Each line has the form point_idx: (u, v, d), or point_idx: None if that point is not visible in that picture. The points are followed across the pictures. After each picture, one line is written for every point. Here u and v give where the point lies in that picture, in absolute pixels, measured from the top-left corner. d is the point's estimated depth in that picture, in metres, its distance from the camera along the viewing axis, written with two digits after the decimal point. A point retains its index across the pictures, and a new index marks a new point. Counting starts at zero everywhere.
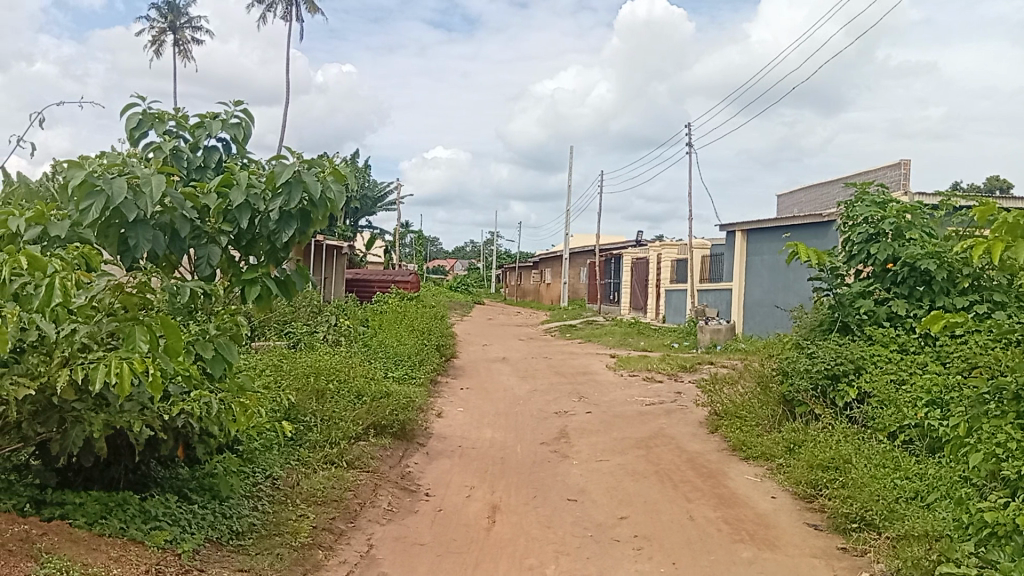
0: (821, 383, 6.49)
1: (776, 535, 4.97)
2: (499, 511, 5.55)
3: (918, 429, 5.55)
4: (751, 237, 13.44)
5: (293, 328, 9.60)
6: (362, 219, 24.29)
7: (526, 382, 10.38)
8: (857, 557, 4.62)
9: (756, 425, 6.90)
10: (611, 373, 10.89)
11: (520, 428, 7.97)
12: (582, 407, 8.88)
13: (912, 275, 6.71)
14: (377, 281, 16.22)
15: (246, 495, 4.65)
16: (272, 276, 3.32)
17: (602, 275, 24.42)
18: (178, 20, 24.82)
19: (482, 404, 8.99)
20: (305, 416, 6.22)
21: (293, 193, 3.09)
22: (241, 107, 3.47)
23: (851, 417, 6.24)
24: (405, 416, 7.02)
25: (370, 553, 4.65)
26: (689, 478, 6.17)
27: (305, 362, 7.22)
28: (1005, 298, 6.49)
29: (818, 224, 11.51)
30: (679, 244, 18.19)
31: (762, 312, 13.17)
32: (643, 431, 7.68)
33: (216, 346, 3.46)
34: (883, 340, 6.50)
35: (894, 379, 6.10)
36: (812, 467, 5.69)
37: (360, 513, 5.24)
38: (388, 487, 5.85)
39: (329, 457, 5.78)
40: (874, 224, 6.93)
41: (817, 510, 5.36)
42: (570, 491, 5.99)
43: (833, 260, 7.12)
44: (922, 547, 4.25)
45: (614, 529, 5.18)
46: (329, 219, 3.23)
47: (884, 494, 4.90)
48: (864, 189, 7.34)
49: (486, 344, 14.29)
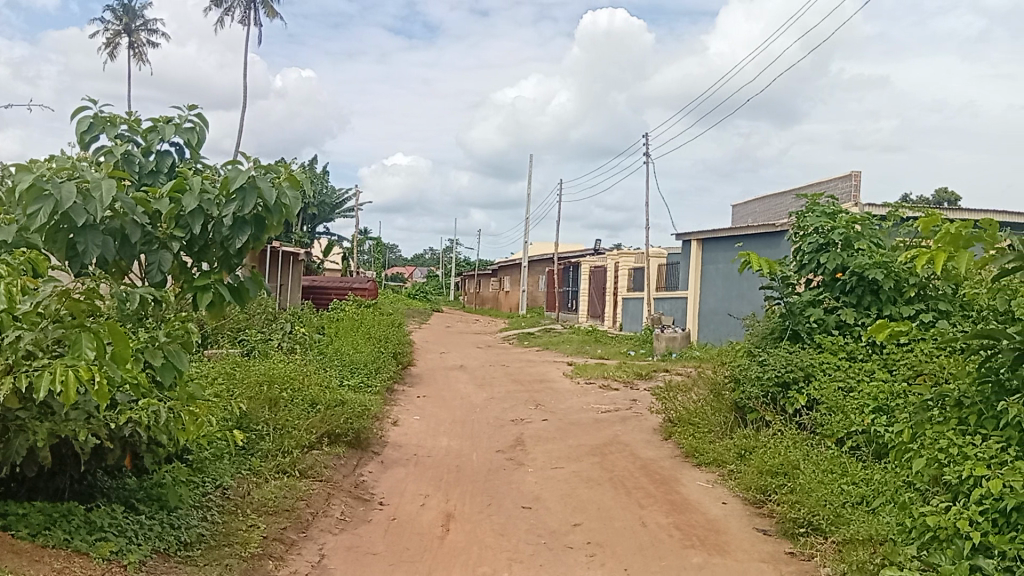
0: (771, 390, 6.64)
1: (726, 540, 5.05)
2: (453, 519, 5.55)
3: (865, 435, 5.65)
4: (706, 246, 13.63)
5: (246, 336, 9.47)
6: (319, 226, 24.07)
7: (483, 390, 10.39)
8: (804, 561, 4.72)
9: (708, 431, 7.04)
10: (568, 381, 10.97)
11: (476, 436, 7.98)
12: (538, 414, 8.92)
13: (860, 284, 6.85)
14: (334, 289, 16.08)
15: (196, 505, 4.58)
16: (225, 282, 3.30)
17: (560, 283, 24.62)
18: (133, 22, 24.41)
19: (438, 412, 8.97)
20: (256, 424, 6.15)
21: (247, 199, 3.04)
22: (195, 111, 3.42)
23: (800, 424, 6.36)
24: (359, 424, 6.97)
25: (322, 563, 4.63)
26: (642, 484, 6.24)
27: (258, 370, 7.15)
28: (949, 307, 6.65)
29: (771, 234, 11.73)
30: (636, 253, 18.38)
31: (716, 321, 13.38)
32: (598, 438, 7.75)
33: (165, 353, 3.41)
34: (832, 348, 6.63)
35: (841, 386, 6.21)
36: (761, 472, 5.81)
37: (312, 524, 5.19)
38: (341, 496, 5.81)
39: (282, 466, 5.73)
40: (825, 234, 7.09)
41: (766, 515, 5.46)
42: (524, 499, 6.01)
43: (784, 268, 7.37)
44: (867, 551, 4.36)
45: (567, 536, 5.21)
46: (284, 225, 3.18)
47: (831, 499, 5.00)
48: (814, 200, 7.48)
49: (443, 351, 14.26)
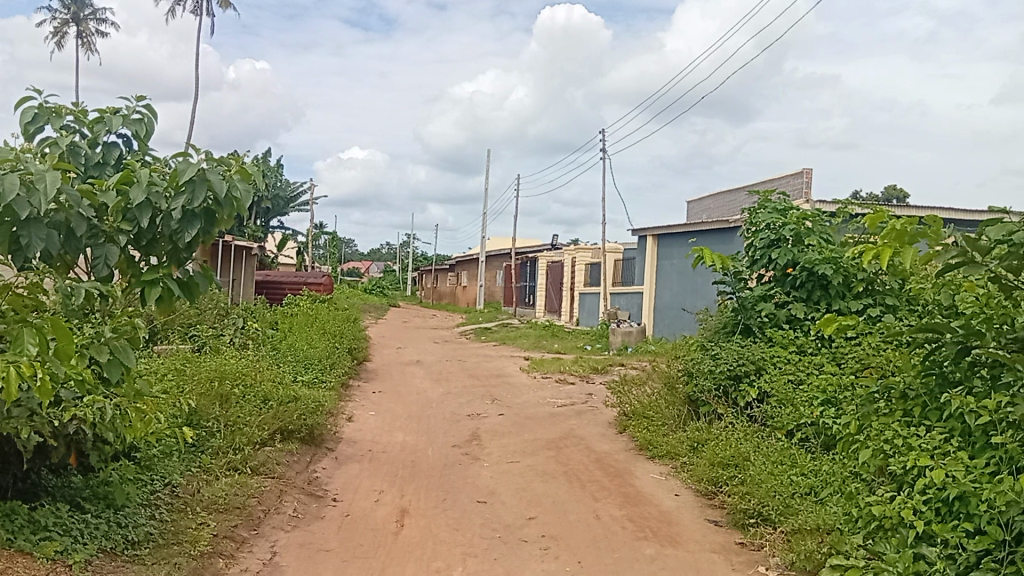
0: (723, 383, 6.74)
1: (678, 532, 5.11)
2: (408, 515, 5.52)
3: (813, 427, 5.74)
4: (661, 242, 13.76)
5: (198, 332, 9.31)
6: (274, 221, 23.76)
7: (439, 385, 10.37)
8: (753, 551, 4.80)
9: (663, 424, 7.13)
10: (525, 375, 10.99)
11: (432, 432, 7.95)
12: (494, 409, 8.93)
13: (810, 279, 6.97)
14: (288, 284, 15.89)
15: (143, 503, 4.49)
16: (174, 277, 3.22)
17: (517, 278, 24.67)
18: (81, 11, 23.78)
19: (394, 408, 8.92)
20: (207, 421, 6.04)
21: (197, 191, 2.95)
22: (143, 102, 3.33)
23: (751, 417, 6.46)
24: (313, 420, 6.90)
25: (274, 560, 4.57)
26: (596, 477, 6.28)
27: (209, 366, 7.03)
28: (896, 301, 6.79)
29: (724, 229, 11.88)
30: (592, 249, 18.49)
31: (671, 315, 13.52)
32: (554, 433, 7.78)
33: (111, 349, 3.31)
34: (782, 341, 6.74)
35: (791, 379, 6.30)
36: (713, 464, 5.90)
37: (264, 521, 5.12)
38: (294, 493, 5.75)
39: (233, 463, 5.64)
40: (776, 230, 7.21)
41: (717, 506, 5.55)
42: (479, 493, 6.01)
43: (737, 265, 7.49)
44: (814, 540, 4.43)
45: (522, 530, 5.22)
46: (235, 219, 3.11)
47: (781, 489, 5.08)
48: (766, 196, 7.60)
49: (400, 347, 14.19)
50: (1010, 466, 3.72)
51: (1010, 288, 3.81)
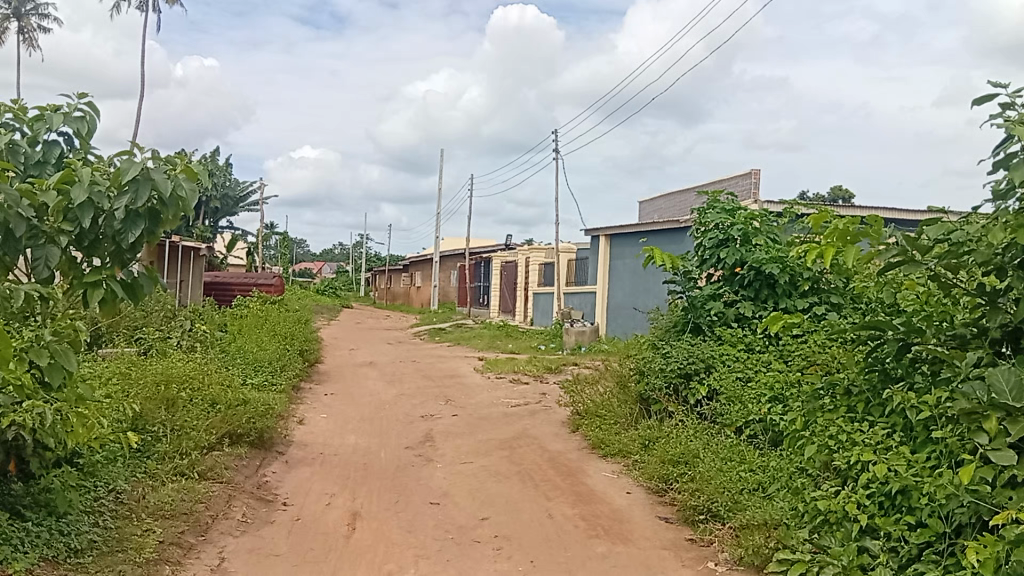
0: (674, 381, 6.82)
1: (629, 529, 5.16)
2: (359, 518, 5.48)
3: (761, 424, 5.82)
4: (614, 242, 13.87)
5: (144, 334, 9.11)
6: (223, 221, 23.37)
7: (392, 387, 10.31)
8: (703, 546, 4.87)
9: (615, 423, 7.19)
10: (479, 376, 10.98)
11: (384, 433, 7.91)
12: (448, 410, 8.90)
13: (757, 278, 7.10)
14: (238, 285, 15.64)
15: (87, 510, 4.38)
16: (117, 279, 3.15)
17: (471, 278, 24.65)
18: (22, 5, 23.10)
19: (346, 410, 8.84)
20: (153, 426, 5.92)
21: (140, 191, 2.87)
22: (85, 99, 3.25)
23: (701, 414, 6.55)
24: (262, 424, 6.81)
25: (222, 566, 4.49)
26: (549, 476, 6.31)
27: (155, 370, 6.89)
28: (841, 299, 6.92)
29: (675, 229, 12.03)
30: (546, 249, 18.55)
31: (623, 315, 13.64)
32: (507, 432, 7.79)
33: (52, 354, 3.19)
34: (732, 340, 6.84)
35: (740, 376, 6.42)
36: (664, 461, 5.98)
37: (212, 526, 5.04)
38: (242, 497, 5.66)
39: (179, 468, 5.53)
40: (724, 230, 7.33)
41: (668, 503, 5.62)
42: (432, 495, 5.99)
43: (686, 264, 7.60)
44: (762, 535, 4.50)
45: (475, 530, 5.22)
46: (181, 220, 3.02)
47: (730, 485, 5.14)
48: (715, 196, 7.71)
49: (352, 348, 14.06)
50: (949, 460, 3.79)
51: (948, 287, 3.94)
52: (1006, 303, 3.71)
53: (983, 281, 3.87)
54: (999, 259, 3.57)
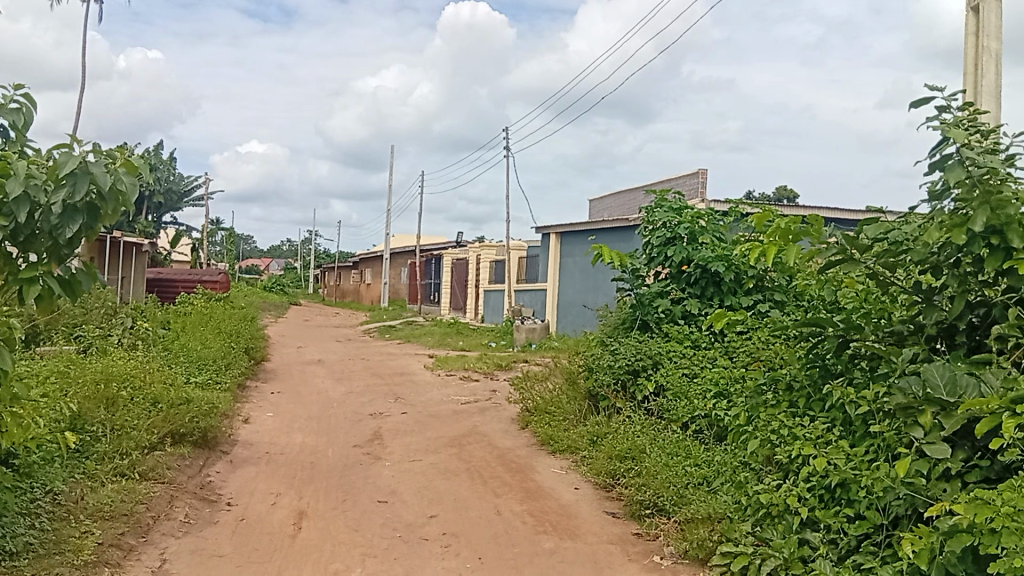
0: (622, 377, 6.90)
1: (576, 525, 5.20)
2: (305, 517, 5.42)
3: (706, 419, 5.89)
4: (564, 239, 13.95)
5: (83, 332, 8.86)
6: (167, 216, 22.85)
7: (341, 385, 10.21)
8: (649, 541, 4.94)
9: (564, 419, 7.25)
10: (429, 373, 10.94)
11: (333, 432, 7.83)
12: (397, 407, 8.85)
13: (703, 276, 7.20)
14: (182, 282, 15.31)
15: (22, 512, 4.24)
16: (54, 274, 3.06)
17: (422, 275, 24.56)
18: None
19: (294, 409, 8.73)
20: (91, 425, 5.76)
21: (78, 184, 2.79)
22: (22, 92, 3.17)
23: (648, 410, 6.63)
24: (206, 423, 6.68)
25: (163, 568, 4.41)
26: (498, 473, 6.32)
27: (94, 368, 6.71)
28: (784, 297, 7.06)
29: (624, 227, 12.14)
30: (497, 246, 18.56)
31: (574, 312, 13.72)
32: (457, 430, 7.78)
33: None
34: (678, 337, 6.91)
35: (686, 372, 6.47)
36: (611, 457, 6.05)
37: (154, 528, 4.93)
38: (185, 498, 5.55)
39: (119, 468, 5.40)
40: (672, 228, 7.42)
41: (615, 498, 5.69)
42: (380, 493, 5.95)
43: (635, 262, 7.68)
44: (706, 528, 4.59)
45: (423, 528, 5.21)
46: (121, 214, 2.94)
47: (675, 479, 5.20)
48: (662, 194, 7.79)
49: (300, 346, 13.89)
50: (887, 454, 3.85)
51: (886, 285, 4.05)
52: (941, 300, 3.83)
53: (918, 279, 3.98)
54: (933, 258, 3.68)
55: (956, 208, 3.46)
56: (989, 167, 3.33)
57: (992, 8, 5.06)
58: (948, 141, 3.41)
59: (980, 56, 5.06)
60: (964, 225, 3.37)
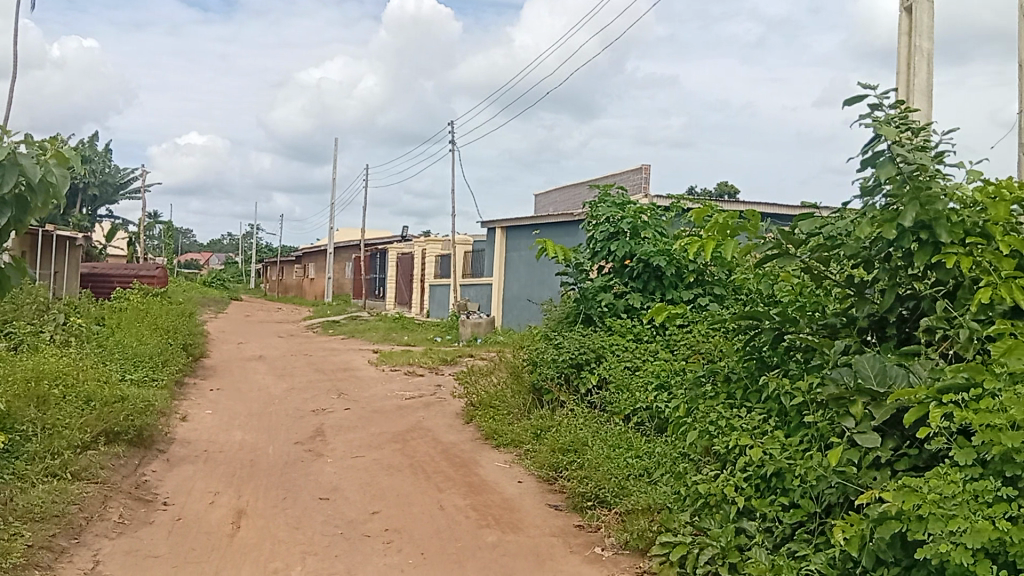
0: (565, 371, 6.95)
1: (519, 518, 5.22)
2: (244, 515, 5.33)
3: (648, 411, 5.95)
4: (509, 234, 13.97)
5: (12, 329, 8.55)
6: (102, 209, 22.19)
7: (282, 381, 10.07)
8: (591, 532, 4.98)
9: (508, 414, 7.27)
10: (373, 369, 10.84)
11: (274, 428, 7.71)
12: (340, 403, 8.77)
13: (645, 270, 7.27)
14: (118, 276, 14.88)
15: None
16: None
17: (367, 270, 24.35)
18: None
19: (234, 406, 8.57)
20: (20, 425, 5.56)
21: (5, 176, 2.65)
22: None
23: (591, 403, 6.69)
24: (142, 421, 6.51)
25: (96, 570, 4.28)
26: (441, 468, 6.31)
27: (23, 366, 6.48)
28: (723, 291, 7.19)
29: (569, 222, 12.22)
30: (442, 241, 18.50)
31: (519, 306, 13.77)
32: (400, 425, 7.74)
33: None
34: (621, 330, 6.97)
35: (628, 366, 6.52)
36: (554, 450, 6.09)
37: (86, 529, 4.79)
38: (119, 498, 5.41)
39: (50, 469, 5.22)
40: (615, 223, 7.48)
41: (558, 491, 5.73)
42: (322, 490, 5.89)
43: (578, 256, 7.72)
44: (646, 519, 4.65)
45: (364, 525, 5.16)
46: (50, 207, 2.86)
47: (617, 472, 5.26)
48: (606, 189, 7.85)
49: (241, 342, 13.64)
50: (820, 443, 3.93)
51: (820, 278, 4.15)
52: (872, 294, 3.96)
53: (850, 273, 4.10)
54: (865, 252, 3.79)
55: (886, 204, 3.56)
56: (917, 163, 3.41)
57: (924, 9, 5.24)
58: (879, 137, 3.50)
59: (912, 56, 5.23)
60: (893, 220, 3.47)
